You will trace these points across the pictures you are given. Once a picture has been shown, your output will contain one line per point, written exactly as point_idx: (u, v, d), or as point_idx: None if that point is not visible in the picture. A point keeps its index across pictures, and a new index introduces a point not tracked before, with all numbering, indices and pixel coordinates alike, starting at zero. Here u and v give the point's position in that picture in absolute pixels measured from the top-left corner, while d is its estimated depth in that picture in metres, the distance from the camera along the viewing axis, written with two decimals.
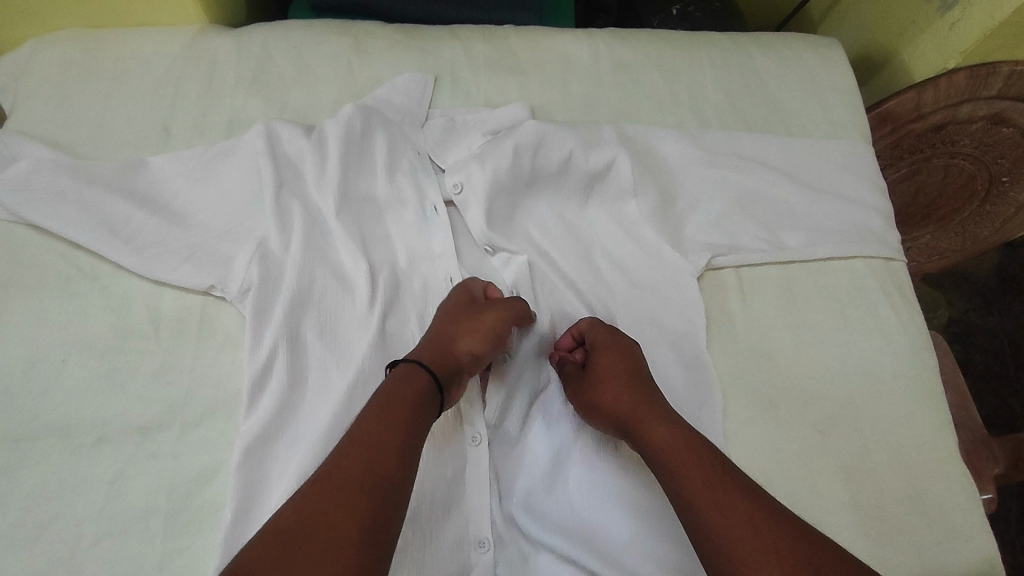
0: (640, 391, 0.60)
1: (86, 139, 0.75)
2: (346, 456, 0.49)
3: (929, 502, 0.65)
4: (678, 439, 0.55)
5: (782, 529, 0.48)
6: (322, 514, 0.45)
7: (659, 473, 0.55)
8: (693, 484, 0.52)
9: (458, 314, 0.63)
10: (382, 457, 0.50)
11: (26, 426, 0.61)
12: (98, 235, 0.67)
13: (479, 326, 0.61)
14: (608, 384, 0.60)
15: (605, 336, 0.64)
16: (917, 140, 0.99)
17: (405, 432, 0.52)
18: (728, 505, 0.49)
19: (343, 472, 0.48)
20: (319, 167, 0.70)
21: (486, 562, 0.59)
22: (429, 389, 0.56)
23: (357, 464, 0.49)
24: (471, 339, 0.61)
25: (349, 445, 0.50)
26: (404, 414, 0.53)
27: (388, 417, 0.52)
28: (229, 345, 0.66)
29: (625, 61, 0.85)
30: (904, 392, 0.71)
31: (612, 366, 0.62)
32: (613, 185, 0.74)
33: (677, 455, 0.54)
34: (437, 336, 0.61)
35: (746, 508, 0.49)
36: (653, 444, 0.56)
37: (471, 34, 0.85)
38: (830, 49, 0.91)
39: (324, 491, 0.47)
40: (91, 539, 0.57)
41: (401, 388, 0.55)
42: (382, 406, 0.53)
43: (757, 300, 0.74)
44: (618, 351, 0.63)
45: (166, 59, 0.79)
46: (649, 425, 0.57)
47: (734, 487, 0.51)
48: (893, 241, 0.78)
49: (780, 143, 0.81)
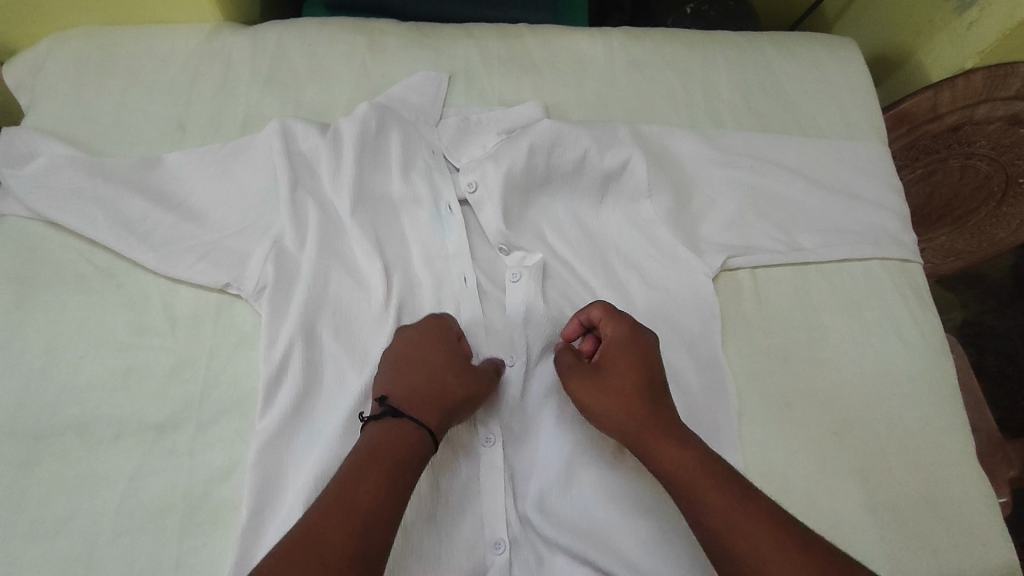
0: (654, 401, 0.58)
1: (102, 136, 0.75)
2: (349, 489, 0.49)
3: (946, 506, 0.65)
4: (694, 458, 0.54)
5: (810, 553, 0.48)
6: (322, 549, 0.46)
7: (676, 495, 0.54)
8: (715, 508, 0.51)
9: (452, 365, 0.59)
10: (372, 507, 0.49)
11: (45, 423, 0.61)
12: (115, 231, 0.67)
13: (478, 386, 0.59)
14: (620, 391, 0.58)
15: (621, 335, 0.61)
16: (932, 141, 0.98)
17: (395, 484, 0.51)
18: (754, 530, 0.49)
19: (335, 518, 0.48)
20: (334, 166, 0.70)
21: (502, 563, 0.59)
22: (412, 440, 0.53)
23: (358, 497, 0.49)
24: (470, 396, 0.58)
25: (343, 490, 0.49)
26: (408, 450, 0.53)
27: (377, 466, 0.51)
28: (245, 343, 0.66)
29: (640, 60, 0.85)
30: (920, 395, 0.70)
31: (626, 371, 0.59)
32: (628, 184, 0.74)
33: (694, 475, 0.53)
34: (429, 388, 0.57)
35: (772, 533, 0.49)
36: (667, 462, 0.55)
37: (485, 32, 0.85)
38: (846, 49, 0.90)
39: (315, 539, 0.46)
40: (108, 536, 0.57)
41: (402, 444, 0.53)
42: (379, 447, 0.52)
43: (773, 301, 0.73)
44: (633, 353, 0.60)
45: (182, 56, 0.80)
46: (663, 442, 0.55)
47: (756, 510, 0.51)
48: (909, 242, 0.78)
49: (795, 143, 0.81)
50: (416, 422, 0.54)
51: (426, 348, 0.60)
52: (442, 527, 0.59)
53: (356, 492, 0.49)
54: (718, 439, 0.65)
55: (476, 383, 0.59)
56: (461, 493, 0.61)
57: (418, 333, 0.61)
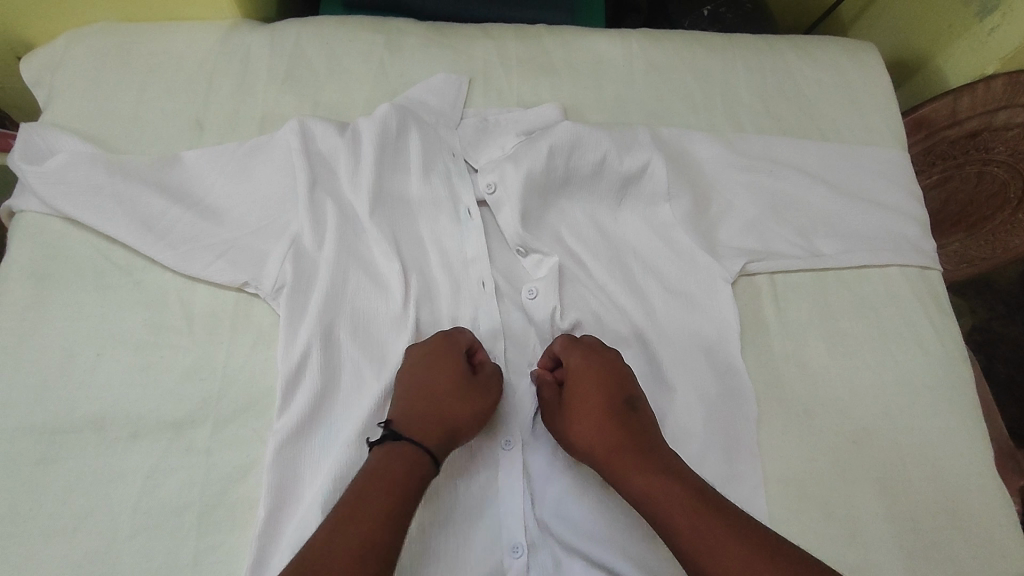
0: (617, 425, 0.58)
1: (120, 133, 0.75)
2: (374, 481, 0.51)
3: (964, 515, 0.65)
4: (663, 478, 0.54)
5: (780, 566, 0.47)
6: (346, 542, 0.47)
7: (650, 518, 0.54)
8: (683, 528, 0.51)
9: (457, 390, 0.59)
10: (395, 497, 0.51)
11: (62, 420, 0.61)
12: (133, 229, 0.67)
13: (485, 407, 0.59)
14: (584, 419, 0.59)
15: (579, 359, 0.61)
16: (951, 146, 0.97)
17: (413, 479, 0.53)
18: (720, 547, 0.49)
19: (362, 506, 0.50)
20: (353, 166, 0.70)
21: (519, 566, 0.58)
22: (413, 458, 0.54)
23: (382, 488, 0.51)
24: (469, 421, 0.58)
25: (367, 481, 0.52)
26: (415, 471, 0.53)
27: (393, 465, 0.53)
28: (263, 342, 0.66)
29: (659, 62, 0.85)
30: (939, 403, 0.70)
31: (588, 396, 0.60)
32: (647, 187, 0.74)
33: (664, 496, 0.53)
34: (431, 412, 0.57)
35: (741, 550, 0.48)
36: (638, 484, 0.55)
37: (503, 33, 0.85)
38: (866, 53, 0.90)
39: (344, 524, 0.48)
40: (126, 534, 0.57)
41: (405, 462, 0.53)
42: (388, 457, 0.53)
43: (791, 307, 0.73)
44: (597, 375, 0.60)
45: (200, 54, 0.79)
46: (630, 464, 0.56)
47: (726, 526, 0.50)
48: (929, 249, 0.77)
49: (815, 148, 0.80)
50: (414, 445, 0.54)
51: (432, 369, 0.60)
52: (459, 530, 0.59)
53: (364, 514, 0.49)
54: (736, 445, 0.65)
55: (484, 404, 0.59)
56: (479, 496, 0.61)
57: (430, 351, 0.61)
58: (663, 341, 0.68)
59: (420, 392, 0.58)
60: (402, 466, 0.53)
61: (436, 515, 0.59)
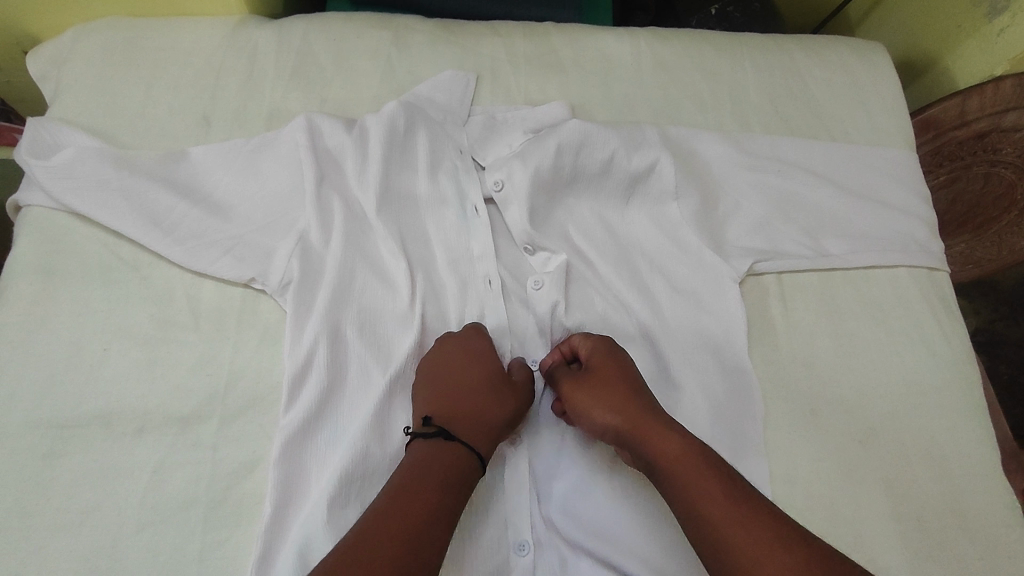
0: (641, 403, 0.58)
1: (127, 129, 0.75)
2: (427, 465, 0.53)
3: (971, 517, 0.64)
4: (691, 452, 0.54)
5: (808, 547, 0.48)
6: (403, 519, 0.49)
7: (671, 492, 0.53)
8: (713, 500, 0.51)
9: (496, 387, 0.59)
10: (449, 481, 0.53)
11: (68, 414, 0.61)
12: (140, 224, 0.67)
13: (521, 404, 0.60)
14: (607, 394, 0.59)
15: (602, 346, 0.62)
16: (958, 148, 0.97)
17: (462, 465, 0.54)
18: (751, 522, 0.49)
19: (416, 486, 0.51)
20: (360, 163, 0.69)
21: (525, 564, 0.58)
22: (464, 455, 0.55)
23: (435, 471, 0.53)
24: (511, 417, 0.59)
25: (419, 464, 0.53)
26: (467, 460, 0.55)
27: (445, 456, 0.54)
28: (270, 338, 0.66)
29: (667, 61, 0.84)
30: (946, 405, 0.69)
31: (612, 376, 0.60)
32: (655, 186, 0.74)
33: (691, 473, 0.53)
34: (473, 410, 0.58)
35: (771, 528, 0.49)
36: (664, 456, 0.54)
37: (511, 30, 0.85)
38: (875, 53, 0.89)
39: (401, 502, 0.50)
40: (132, 529, 0.57)
41: (456, 457, 0.54)
42: (441, 451, 0.54)
43: (798, 307, 0.73)
44: (620, 360, 0.61)
45: (207, 49, 0.79)
46: (656, 438, 0.55)
47: (755, 505, 0.51)
48: (936, 250, 0.77)
49: (823, 148, 0.80)
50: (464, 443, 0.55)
51: (468, 367, 0.60)
52: (465, 528, 0.59)
53: (411, 509, 0.50)
54: (743, 445, 0.64)
55: (523, 394, 0.61)
56: (486, 494, 0.61)
57: (463, 350, 0.61)
58: (669, 340, 0.68)
59: (458, 391, 0.59)
60: (456, 461, 0.54)
61: None
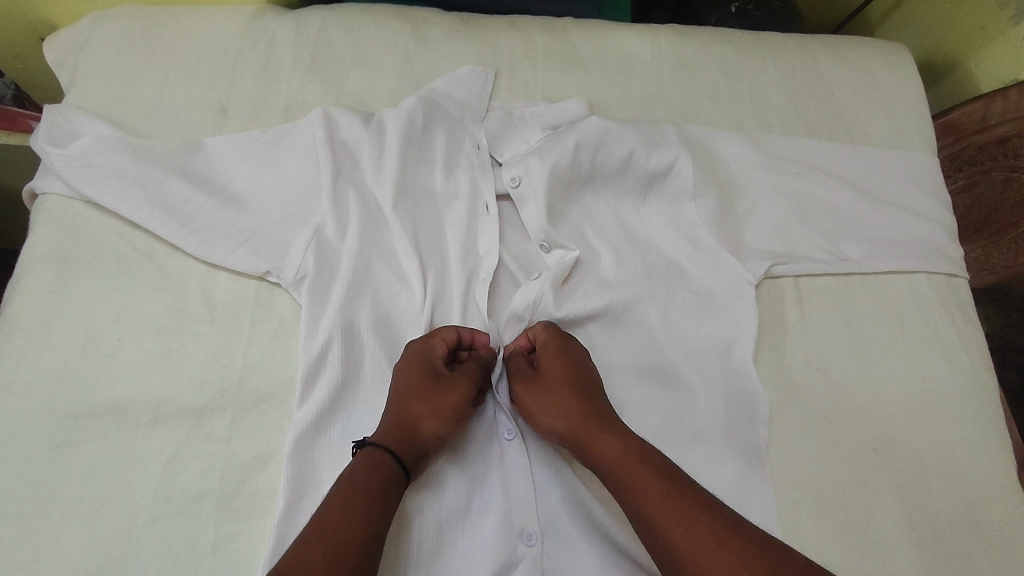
0: (589, 405, 0.58)
1: (144, 117, 0.74)
2: (356, 471, 0.53)
3: (985, 527, 0.64)
4: (634, 455, 0.54)
5: (753, 545, 0.48)
6: (324, 526, 0.49)
7: (618, 494, 0.53)
8: (653, 497, 0.51)
9: (425, 390, 0.58)
10: (370, 485, 0.52)
11: (84, 404, 0.61)
12: (157, 215, 0.67)
13: (454, 404, 0.58)
14: (555, 397, 0.59)
15: (554, 343, 0.62)
16: (979, 152, 0.96)
17: (387, 468, 0.53)
18: (688, 520, 0.49)
19: (341, 492, 0.51)
20: (376, 157, 0.69)
21: (534, 560, 0.58)
22: (385, 459, 0.54)
23: (359, 477, 0.52)
24: (440, 419, 0.57)
25: (351, 470, 0.53)
26: (388, 464, 0.53)
27: (366, 460, 0.53)
28: (284, 332, 0.65)
29: (687, 59, 0.84)
30: (962, 412, 0.69)
31: (559, 378, 0.59)
32: (672, 186, 0.73)
33: (633, 471, 0.53)
34: (399, 416, 0.57)
35: (709, 523, 0.49)
36: (608, 458, 0.55)
37: (530, 25, 0.84)
38: (898, 55, 0.88)
39: (328, 508, 0.50)
40: (146, 520, 0.57)
41: (378, 463, 0.53)
42: (368, 457, 0.54)
43: (815, 312, 0.72)
44: (570, 359, 0.61)
45: (225, 38, 0.79)
46: (602, 439, 0.55)
47: (695, 501, 0.50)
48: (957, 256, 0.76)
49: (844, 151, 0.79)
50: (378, 445, 0.54)
51: (402, 373, 0.59)
52: (475, 525, 0.59)
53: (334, 514, 0.49)
54: (757, 450, 0.64)
55: (457, 394, 0.58)
56: (495, 492, 0.61)
57: (402, 356, 0.61)
58: (673, 341, 0.68)
59: (393, 399, 0.58)
60: (377, 466, 0.53)
61: (454, 509, 0.58)
